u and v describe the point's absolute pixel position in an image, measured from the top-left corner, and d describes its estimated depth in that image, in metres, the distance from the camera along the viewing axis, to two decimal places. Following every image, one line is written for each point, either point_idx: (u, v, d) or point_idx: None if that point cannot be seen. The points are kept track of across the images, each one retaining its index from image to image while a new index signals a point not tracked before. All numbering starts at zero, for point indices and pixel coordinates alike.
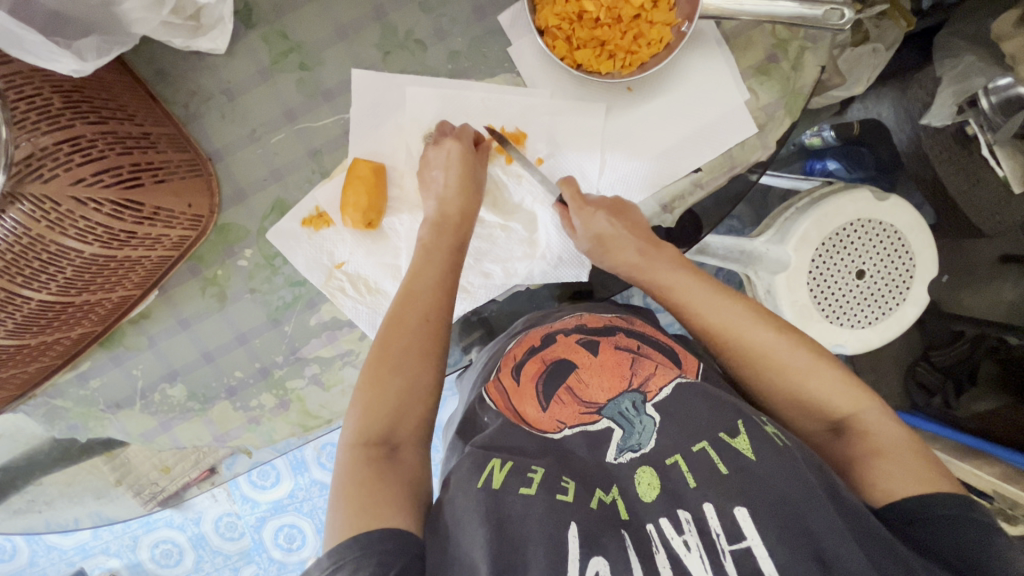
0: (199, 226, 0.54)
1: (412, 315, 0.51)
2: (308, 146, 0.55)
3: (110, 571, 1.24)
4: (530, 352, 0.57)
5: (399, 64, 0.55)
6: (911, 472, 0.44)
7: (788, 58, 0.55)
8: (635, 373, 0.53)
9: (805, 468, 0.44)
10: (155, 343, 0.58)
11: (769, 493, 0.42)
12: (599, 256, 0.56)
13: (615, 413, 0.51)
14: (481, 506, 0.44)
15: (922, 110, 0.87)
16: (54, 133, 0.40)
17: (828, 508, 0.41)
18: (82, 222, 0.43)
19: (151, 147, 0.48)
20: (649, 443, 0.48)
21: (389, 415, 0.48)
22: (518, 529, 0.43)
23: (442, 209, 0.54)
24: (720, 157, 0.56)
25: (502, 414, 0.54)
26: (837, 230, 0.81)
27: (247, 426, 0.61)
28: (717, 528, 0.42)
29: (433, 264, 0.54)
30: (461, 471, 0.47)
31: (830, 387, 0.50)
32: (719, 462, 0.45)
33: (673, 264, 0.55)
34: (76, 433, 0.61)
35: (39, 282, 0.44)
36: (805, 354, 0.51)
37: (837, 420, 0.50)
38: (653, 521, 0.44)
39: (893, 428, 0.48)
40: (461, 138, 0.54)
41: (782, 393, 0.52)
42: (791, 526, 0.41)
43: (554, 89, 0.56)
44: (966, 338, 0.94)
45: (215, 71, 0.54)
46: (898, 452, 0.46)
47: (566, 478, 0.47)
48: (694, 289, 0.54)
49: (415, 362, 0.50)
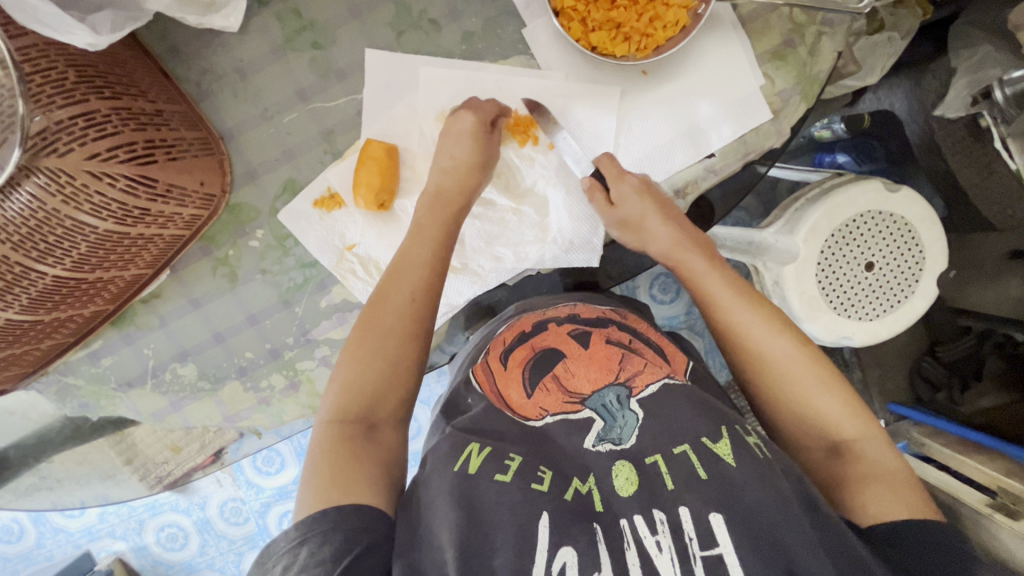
0: (212, 205, 0.54)
1: (402, 290, 0.51)
2: (320, 126, 0.55)
3: (116, 553, 1.25)
4: (520, 337, 0.58)
5: (413, 44, 0.54)
6: (892, 495, 0.45)
7: (805, 43, 0.54)
8: (624, 368, 0.54)
9: (782, 481, 0.44)
10: (167, 323, 0.58)
11: (745, 502, 0.43)
12: (636, 226, 0.55)
13: (598, 405, 0.52)
14: (454, 490, 0.44)
15: (936, 101, 0.86)
16: (70, 107, 0.41)
17: (802, 522, 0.42)
18: (98, 197, 0.43)
19: (164, 124, 0.48)
20: (630, 439, 0.49)
21: (369, 393, 0.48)
22: (491, 515, 0.43)
23: (440, 183, 0.54)
24: (734, 142, 0.56)
25: (486, 396, 0.55)
26: (848, 221, 0.81)
27: (257, 407, 0.62)
28: (690, 532, 0.42)
29: (422, 245, 0.53)
30: (439, 453, 0.48)
31: (835, 408, 0.50)
32: (698, 467, 0.46)
33: (705, 257, 0.55)
34: (87, 411, 0.61)
35: (54, 258, 0.44)
36: (818, 373, 0.51)
37: (837, 440, 0.50)
38: (626, 517, 0.44)
39: (888, 455, 0.48)
40: (475, 109, 0.54)
41: (783, 404, 0.52)
42: (762, 538, 0.41)
43: (569, 71, 0.55)
44: (973, 334, 0.94)
45: (228, 48, 0.54)
46: (882, 472, 0.47)
47: (543, 468, 0.47)
48: (719, 289, 0.54)
49: (397, 338, 0.49)
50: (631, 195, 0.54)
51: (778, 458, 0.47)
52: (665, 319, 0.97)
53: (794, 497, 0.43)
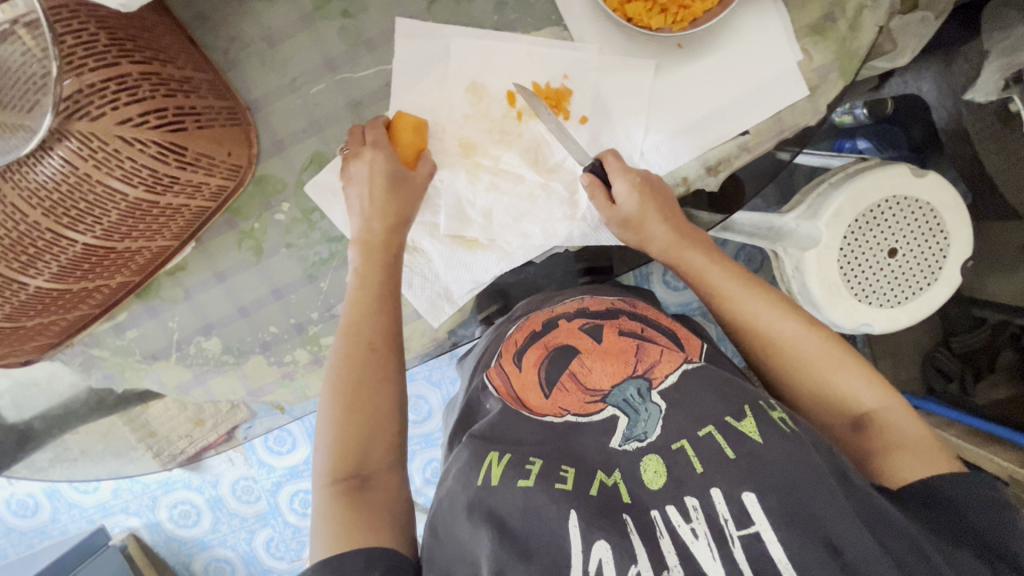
0: (238, 176, 0.53)
1: (360, 349, 0.51)
2: (348, 98, 0.54)
3: (130, 529, 1.27)
4: (532, 337, 0.57)
5: (444, 13, 0.53)
6: (921, 459, 0.46)
7: (845, 18, 0.53)
8: (640, 360, 0.53)
9: (816, 456, 0.44)
10: (192, 296, 0.58)
11: (775, 478, 0.43)
12: (637, 226, 0.54)
13: (620, 400, 0.51)
14: (480, 502, 0.46)
15: (965, 85, 0.82)
16: (101, 70, 0.40)
17: (835, 494, 0.41)
18: (128, 163, 0.42)
19: (193, 92, 0.47)
20: (655, 431, 0.49)
21: (357, 450, 0.48)
22: (522, 524, 0.44)
23: (368, 225, 0.53)
24: (768, 119, 0.55)
25: (503, 399, 0.54)
26: (873, 206, 0.79)
27: (281, 381, 0.62)
28: (725, 514, 0.42)
29: (369, 314, 0.52)
30: (462, 462, 0.49)
31: (854, 382, 0.50)
32: (725, 446, 0.46)
33: (706, 250, 0.55)
34: (112, 382, 0.61)
35: (85, 225, 0.44)
36: (831, 348, 0.51)
37: (858, 415, 0.50)
38: (658, 507, 0.44)
39: (912, 424, 0.48)
40: (377, 152, 0.52)
41: (805, 385, 0.52)
42: (799, 515, 0.41)
43: (603, 44, 0.54)
44: (988, 325, 0.93)
45: (256, 15, 0.52)
46: (908, 441, 0.48)
47: (565, 467, 0.47)
48: (724, 278, 0.54)
49: (369, 391, 0.50)
50: (627, 195, 0.52)
51: (803, 428, 0.47)
52: (679, 305, 0.97)
53: (825, 466, 0.44)
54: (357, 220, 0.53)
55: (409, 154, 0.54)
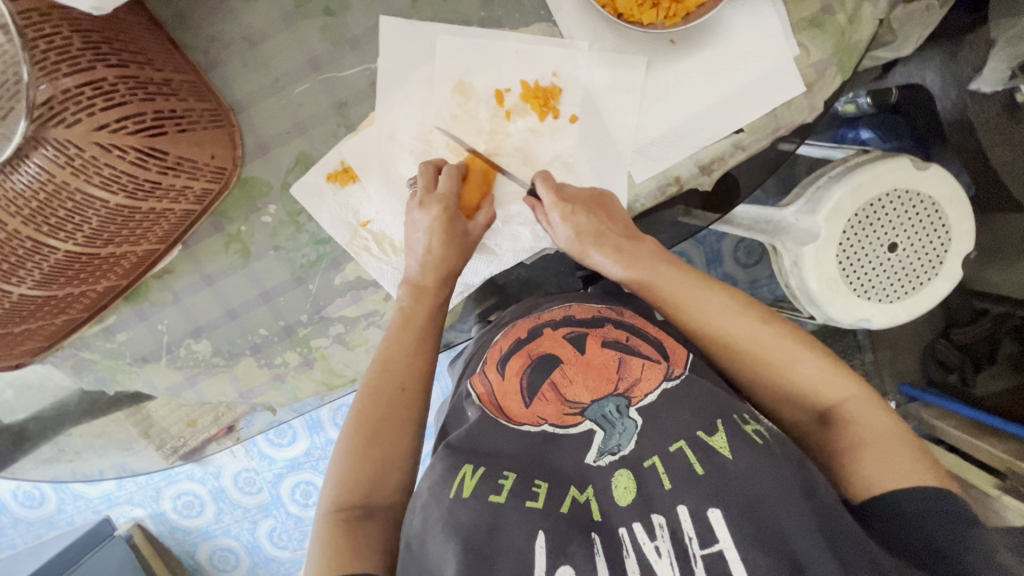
0: (222, 179, 0.52)
1: (391, 386, 0.53)
2: (333, 98, 0.53)
3: (135, 519, 1.29)
4: (516, 344, 0.58)
5: (429, 10, 0.52)
6: (893, 464, 0.45)
7: (844, 11, 0.51)
8: (622, 377, 0.54)
9: (784, 467, 0.45)
10: (180, 299, 0.58)
11: (745, 495, 0.43)
12: (580, 255, 0.55)
13: (598, 415, 0.52)
14: (451, 516, 0.45)
15: (971, 76, 0.84)
16: (75, 76, 0.39)
17: (800, 508, 0.42)
18: (107, 170, 0.42)
19: (173, 94, 0.46)
20: (628, 446, 0.49)
21: (367, 486, 0.50)
22: (487, 539, 0.44)
23: (423, 271, 0.55)
24: (763, 117, 0.53)
25: (484, 406, 0.55)
26: (872, 201, 0.78)
27: (272, 383, 0.61)
28: (690, 532, 0.43)
29: (404, 353, 0.54)
30: (435, 478, 0.49)
31: (816, 375, 0.50)
32: (695, 462, 0.46)
33: (651, 258, 0.54)
34: (104, 384, 0.61)
35: (65, 233, 0.43)
36: (788, 342, 0.51)
37: (822, 409, 0.51)
38: (625, 525, 0.45)
39: (879, 417, 0.48)
40: (444, 202, 0.52)
41: (768, 381, 0.52)
42: (763, 532, 0.41)
43: (594, 40, 0.52)
44: (988, 317, 0.92)
45: (235, 14, 0.51)
46: (883, 441, 0.46)
47: (538, 482, 0.48)
48: (676, 286, 0.53)
49: (391, 431, 0.52)
50: (560, 225, 0.53)
51: (777, 440, 0.48)
52: None
53: (796, 479, 0.44)
54: (410, 259, 0.55)
55: (474, 197, 0.55)
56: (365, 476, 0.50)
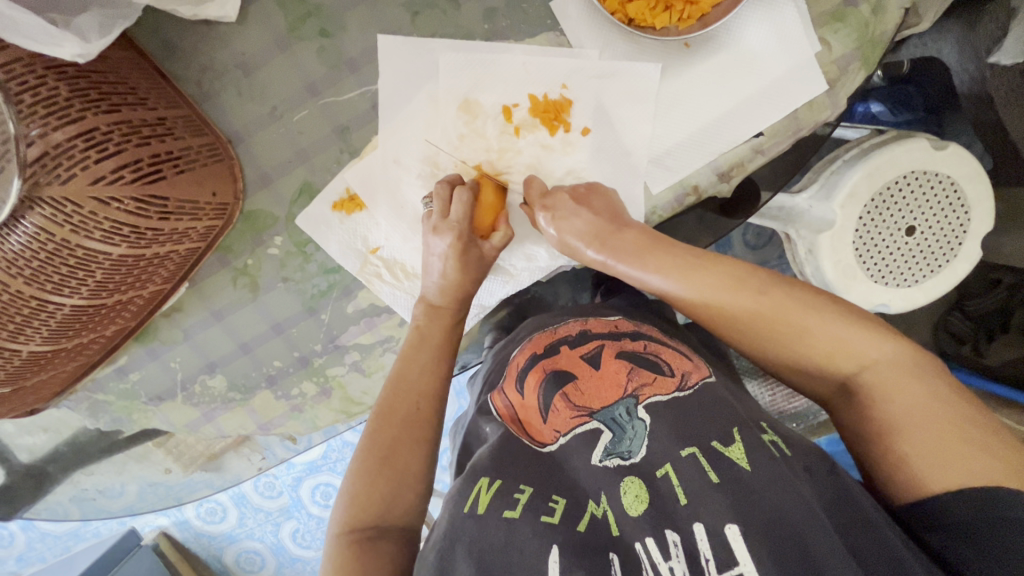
0: (225, 216, 0.50)
1: (406, 404, 0.51)
2: (335, 123, 0.51)
3: (160, 528, 1.32)
4: (533, 360, 0.56)
5: (430, 25, 0.49)
6: (942, 457, 0.40)
7: (867, 2, 0.48)
8: (632, 379, 0.52)
9: (799, 479, 0.44)
10: (191, 336, 0.57)
11: (764, 510, 0.42)
12: (571, 252, 0.52)
13: (608, 417, 0.51)
14: (464, 533, 0.45)
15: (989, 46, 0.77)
16: (66, 128, 0.37)
17: (824, 523, 0.41)
18: (107, 223, 0.40)
19: (168, 134, 0.44)
20: (639, 451, 0.49)
21: (378, 505, 0.47)
22: (499, 556, 0.43)
23: (437, 296, 0.54)
24: (785, 119, 0.51)
25: (505, 425, 0.54)
26: (890, 183, 0.75)
27: (291, 414, 0.61)
28: (706, 552, 0.42)
29: (418, 373, 0.52)
30: (455, 491, 0.49)
31: (824, 345, 0.45)
32: (709, 469, 0.45)
33: (637, 250, 0.49)
34: (121, 425, 0.61)
35: (69, 288, 0.42)
36: (792, 312, 0.46)
37: (843, 379, 0.45)
38: (640, 540, 0.45)
39: (915, 390, 0.42)
40: (456, 230, 0.51)
41: (784, 361, 0.48)
42: (788, 550, 0.40)
43: (604, 48, 0.50)
44: (1004, 287, 0.87)
45: (226, 41, 0.49)
46: (916, 426, 0.41)
47: (554, 497, 0.48)
48: (667, 268, 0.48)
49: (405, 449, 0.50)
50: (549, 227, 0.51)
51: (796, 451, 0.47)
52: None
53: (815, 495, 0.43)
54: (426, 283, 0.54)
55: (488, 220, 0.53)
56: (380, 496, 0.48)
